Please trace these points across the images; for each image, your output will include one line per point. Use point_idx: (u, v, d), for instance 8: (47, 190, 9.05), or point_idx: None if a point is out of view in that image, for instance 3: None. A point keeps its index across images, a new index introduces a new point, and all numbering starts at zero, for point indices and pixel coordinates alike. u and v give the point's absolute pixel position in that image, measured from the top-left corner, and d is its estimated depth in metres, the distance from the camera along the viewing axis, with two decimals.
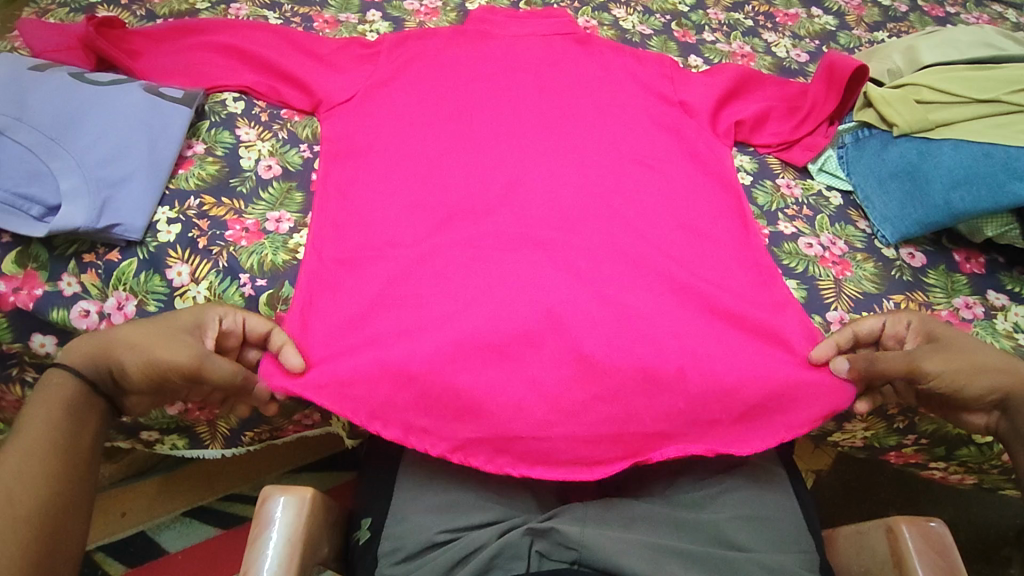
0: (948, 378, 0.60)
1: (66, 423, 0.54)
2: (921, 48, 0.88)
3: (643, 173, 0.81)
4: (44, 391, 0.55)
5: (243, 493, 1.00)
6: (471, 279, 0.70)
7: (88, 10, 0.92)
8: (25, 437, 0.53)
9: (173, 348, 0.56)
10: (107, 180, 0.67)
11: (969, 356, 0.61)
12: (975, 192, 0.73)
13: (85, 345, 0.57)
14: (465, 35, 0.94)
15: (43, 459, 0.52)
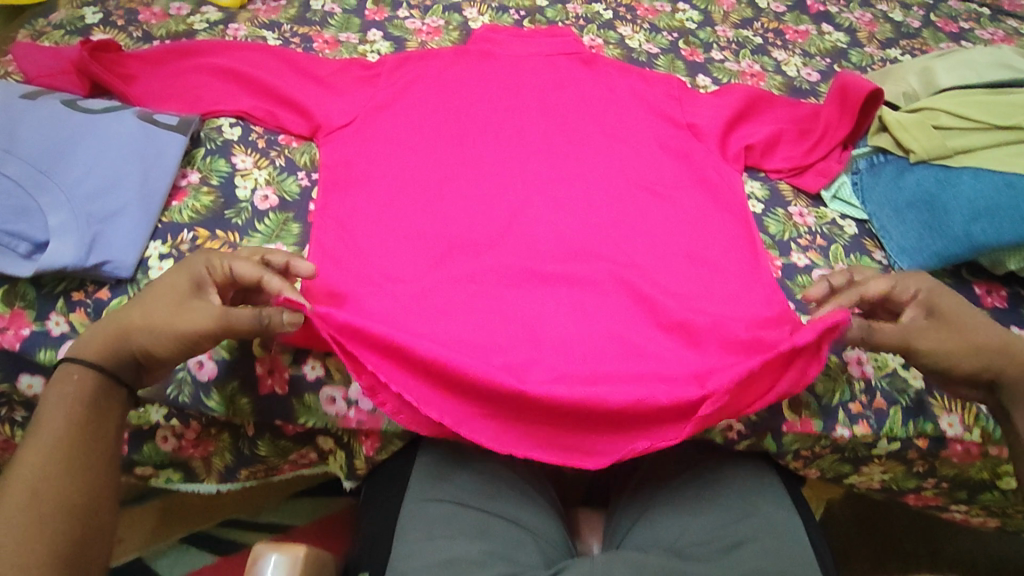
0: (942, 355, 0.59)
1: (84, 418, 0.54)
2: (938, 70, 0.85)
3: (651, 202, 0.78)
4: (61, 386, 0.55)
5: (243, 519, 0.98)
6: (471, 314, 0.67)
7: (84, 32, 0.90)
8: (46, 436, 0.52)
9: (183, 320, 0.55)
10: (98, 215, 0.65)
11: (970, 332, 0.59)
12: (997, 225, 0.71)
13: (93, 339, 0.56)
14: (467, 55, 0.92)
15: (59, 463, 0.51)
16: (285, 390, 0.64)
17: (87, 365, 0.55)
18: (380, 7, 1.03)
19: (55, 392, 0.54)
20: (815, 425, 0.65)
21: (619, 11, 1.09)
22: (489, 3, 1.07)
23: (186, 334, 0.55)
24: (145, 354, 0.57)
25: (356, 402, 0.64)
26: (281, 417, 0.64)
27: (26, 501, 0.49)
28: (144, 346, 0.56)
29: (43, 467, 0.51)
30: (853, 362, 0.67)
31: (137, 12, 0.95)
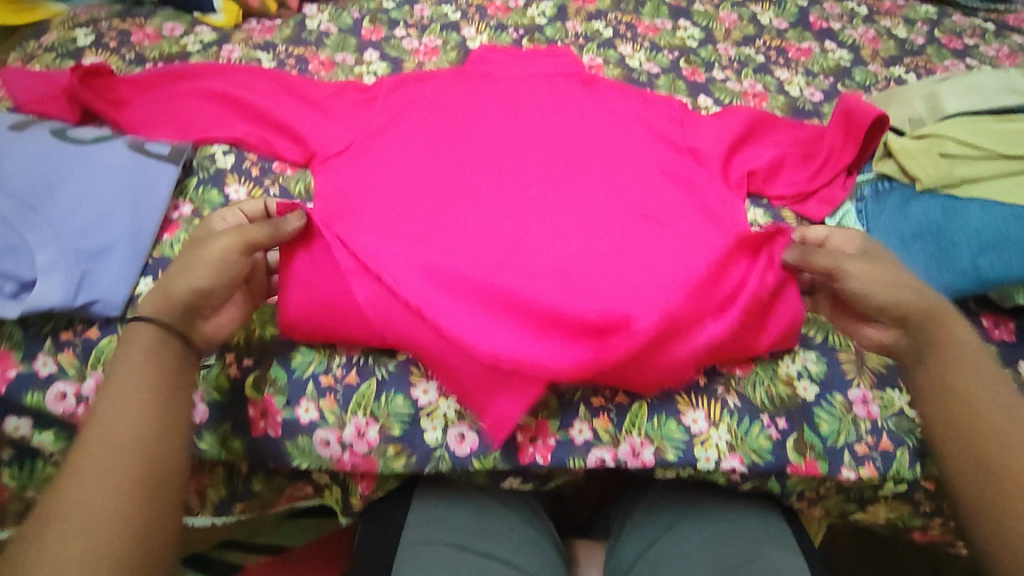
0: (869, 288, 0.60)
1: (158, 368, 0.53)
2: (944, 95, 0.83)
3: (656, 230, 0.74)
4: (130, 338, 0.54)
5: (241, 539, 0.95)
6: (481, 322, 0.60)
7: (76, 55, 0.89)
8: (124, 385, 0.52)
9: (209, 246, 0.57)
10: (87, 251, 0.63)
11: (893, 272, 0.61)
12: (1005, 258, 0.70)
13: (151, 297, 0.56)
14: (464, 76, 0.90)
15: (130, 406, 0.51)
16: (279, 432, 0.63)
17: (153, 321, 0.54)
18: (376, 26, 1.02)
19: (128, 347, 0.53)
20: (821, 467, 0.63)
21: (619, 29, 1.08)
22: (487, 21, 1.05)
23: (218, 257, 0.56)
24: (198, 299, 0.56)
25: (350, 445, 0.63)
26: (274, 460, 0.63)
27: (119, 447, 0.49)
28: (192, 288, 0.55)
29: (117, 412, 0.50)
30: (857, 401, 0.66)
31: (129, 33, 0.93)
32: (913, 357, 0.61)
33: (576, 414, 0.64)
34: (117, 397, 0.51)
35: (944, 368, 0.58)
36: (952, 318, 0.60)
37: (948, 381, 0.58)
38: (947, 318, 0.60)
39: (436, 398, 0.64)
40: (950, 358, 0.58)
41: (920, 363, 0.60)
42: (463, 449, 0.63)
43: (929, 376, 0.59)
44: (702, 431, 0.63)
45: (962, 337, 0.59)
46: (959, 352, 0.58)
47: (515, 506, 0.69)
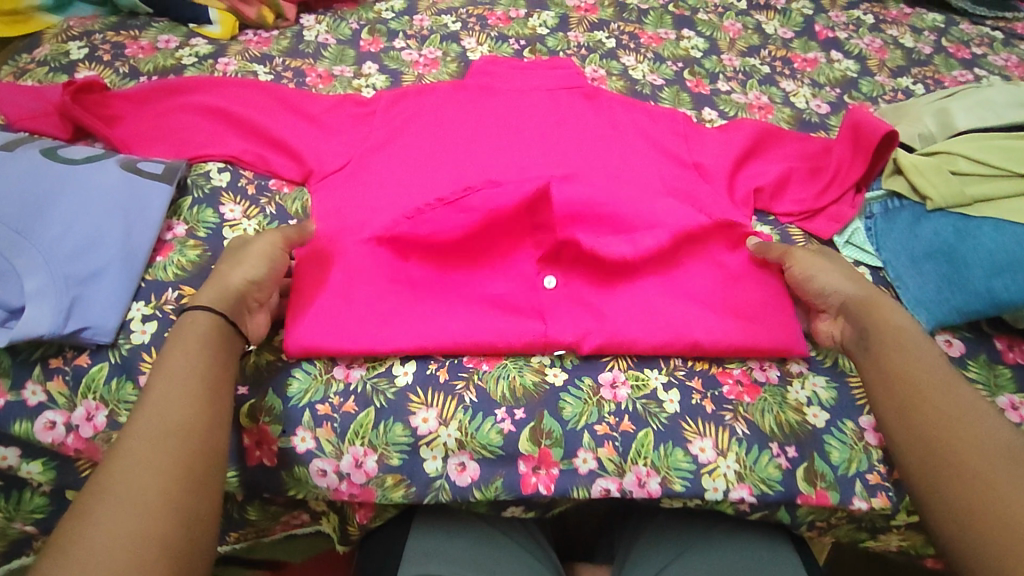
0: (811, 272, 0.68)
1: (207, 356, 0.55)
2: (955, 111, 0.82)
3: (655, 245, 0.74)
4: (182, 331, 0.56)
5: None
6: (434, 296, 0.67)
7: (68, 69, 0.87)
8: (174, 368, 0.53)
9: (255, 248, 0.64)
10: (77, 277, 0.62)
11: (833, 265, 0.68)
12: (1020, 280, 0.68)
13: (206, 292, 0.60)
14: (465, 90, 0.88)
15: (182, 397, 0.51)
16: (275, 462, 0.61)
17: (207, 309, 0.58)
18: (375, 37, 1.00)
19: (183, 334, 0.55)
20: (831, 497, 0.61)
21: (621, 39, 1.06)
22: (487, 31, 1.04)
23: (266, 250, 0.64)
24: (252, 291, 0.62)
25: (348, 475, 0.61)
26: (270, 490, 0.61)
27: (162, 426, 0.49)
28: (246, 277, 0.61)
29: (169, 402, 0.50)
30: (868, 428, 0.64)
31: (123, 46, 0.91)
32: (857, 345, 0.63)
33: (580, 443, 0.62)
34: (168, 388, 0.51)
35: (884, 352, 0.60)
36: (890, 305, 0.63)
37: (887, 364, 0.59)
38: (882, 304, 0.63)
39: (436, 426, 0.62)
40: (893, 344, 0.60)
41: (861, 347, 0.62)
42: (464, 479, 0.61)
43: (871, 361, 0.61)
44: (709, 460, 0.61)
45: (898, 320, 0.62)
46: (894, 333, 0.61)
47: (516, 535, 0.67)
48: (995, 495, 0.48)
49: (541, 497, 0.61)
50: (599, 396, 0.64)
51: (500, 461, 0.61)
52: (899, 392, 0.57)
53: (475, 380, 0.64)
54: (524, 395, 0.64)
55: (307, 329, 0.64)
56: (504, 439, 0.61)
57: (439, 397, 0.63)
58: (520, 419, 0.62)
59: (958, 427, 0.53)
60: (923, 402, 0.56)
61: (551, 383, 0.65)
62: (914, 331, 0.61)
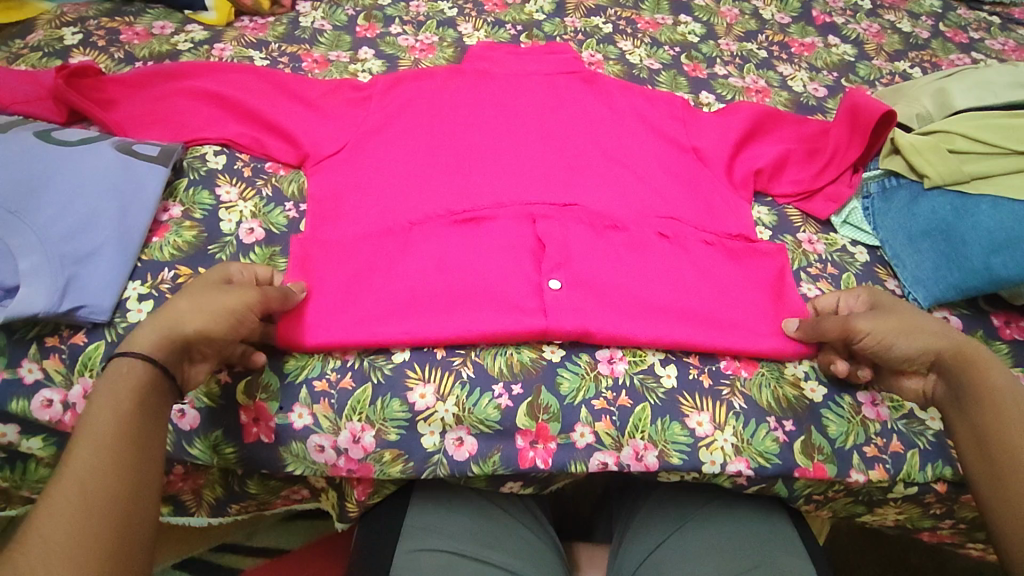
0: (882, 338, 0.60)
1: (131, 408, 0.49)
2: (953, 91, 0.82)
3: (663, 243, 0.72)
4: (112, 379, 0.50)
5: (236, 542, 0.93)
6: (435, 290, 0.66)
7: (63, 54, 0.87)
8: (93, 428, 0.47)
9: (225, 295, 0.56)
10: (72, 256, 0.62)
11: (910, 320, 0.60)
12: (1018, 257, 0.68)
13: (149, 330, 0.53)
14: (462, 74, 0.87)
15: (105, 465, 0.46)
16: (272, 439, 0.61)
17: (141, 358, 0.51)
18: (371, 23, 1.00)
19: (105, 385, 0.50)
20: (829, 470, 0.61)
21: (618, 25, 1.06)
22: (484, 17, 1.04)
23: (234, 307, 0.56)
24: (201, 342, 0.55)
25: (345, 451, 0.61)
26: (267, 467, 0.61)
27: (77, 496, 0.44)
28: (203, 330, 0.54)
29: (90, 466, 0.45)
30: (866, 403, 0.65)
31: (118, 32, 0.91)
32: (951, 405, 0.58)
33: (577, 417, 0.62)
34: (92, 453, 0.46)
35: (989, 416, 0.54)
36: (989, 361, 0.57)
37: (989, 434, 0.54)
38: (980, 360, 0.57)
39: (433, 402, 0.61)
40: (983, 402, 0.55)
41: (957, 410, 0.57)
42: (461, 454, 0.61)
43: (966, 427, 0.56)
44: (707, 434, 0.61)
45: (1000, 383, 0.55)
46: (996, 401, 0.55)
47: (515, 512, 0.67)
48: None
49: (539, 471, 0.61)
50: (597, 371, 0.64)
51: (498, 436, 0.61)
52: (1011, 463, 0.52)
53: (472, 357, 0.64)
54: (521, 370, 0.64)
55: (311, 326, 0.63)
56: (501, 414, 0.61)
57: (436, 373, 0.63)
58: (518, 394, 0.62)
59: None
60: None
61: (548, 359, 0.65)
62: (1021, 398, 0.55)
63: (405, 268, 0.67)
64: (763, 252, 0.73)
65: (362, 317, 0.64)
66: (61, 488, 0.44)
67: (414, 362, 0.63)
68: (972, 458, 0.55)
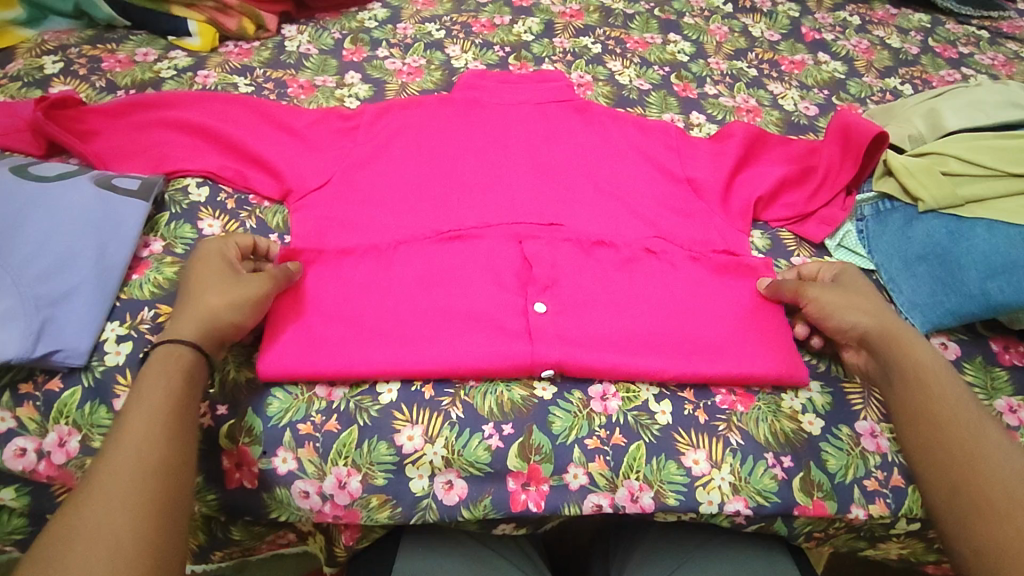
0: (825, 305, 0.65)
1: (178, 383, 0.53)
2: (944, 113, 0.81)
3: (650, 261, 0.72)
4: (162, 364, 0.54)
5: None
6: (419, 311, 0.66)
7: (43, 83, 0.85)
8: (144, 399, 0.51)
9: (247, 286, 0.61)
10: (47, 298, 0.60)
11: (852, 297, 0.65)
12: (1015, 282, 0.67)
13: (187, 323, 0.57)
14: (452, 103, 0.85)
15: (156, 433, 0.50)
16: (255, 485, 0.59)
17: (186, 347, 0.55)
18: (357, 46, 0.99)
19: (154, 365, 0.54)
20: (829, 507, 0.60)
21: (607, 45, 1.05)
22: (472, 39, 1.03)
23: (258, 296, 0.61)
24: (232, 333, 0.60)
25: (331, 496, 0.59)
26: (251, 513, 0.59)
27: (132, 460, 0.48)
28: (237, 322, 0.59)
29: (143, 433, 0.49)
30: (865, 435, 0.63)
31: (100, 60, 0.90)
32: (881, 378, 0.62)
33: (570, 457, 0.60)
34: (145, 421, 0.50)
35: (916, 391, 0.58)
36: (912, 338, 0.61)
37: (921, 410, 0.58)
38: (905, 336, 0.61)
39: (422, 445, 0.60)
40: (911, 378, 0.59)
41: (886, 384, 0.61)
42: (451, 498, 0.59)
43: (900, 404, 0.59)
44: (703, 472, 0.60)
45: (922, 358, 0.60)
46: (922, 374, 0.59)
47: (507, 553, 0.66)
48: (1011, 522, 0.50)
49: (531, 514, 0.59)
50: (590, 409, 0.63)
51: (488, 479, 0.60)
52: (946, 433, 0.56)
53: (461, 396, 0.62)
54: (512, 410, 0.62)
55: (292, 357, 0.62)
56: (492, 456, 0.60)
57: (424, 414, 0.61)
58: (508, 434, 0.61)
59: (987, 477, 0.52)
60: (949, 432, 0.56)
61: (540, 397, 0.63)
62: (941, 370, 0.59)
63: (391, 289, 0.67)
64: (755, 272, 0.72)
65: (346, 350, 0.63)
66: (108, 466, 0.48)
67: (396, 403, 0.61)
68: (906, 430, 0.58)
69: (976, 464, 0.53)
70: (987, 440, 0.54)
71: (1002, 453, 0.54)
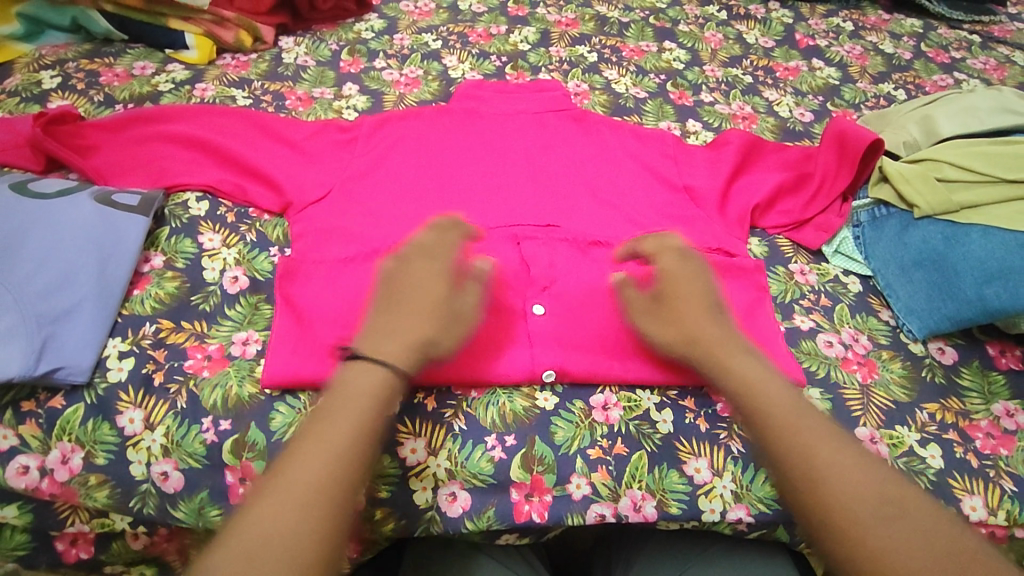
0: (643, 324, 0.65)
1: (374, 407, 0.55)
2: (938, 119, 0.82)
3: (647, 265, 0.73)
4: (366, 384, 0.56)
5: None
6: None
7: (40, 98, 0.85)
8: (346, 407, 0.54)
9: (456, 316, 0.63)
10: (49, 315, 0.60)
11: (682, 315, 0.63)
12: (1012, 287, 0.67)
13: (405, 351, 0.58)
14: (450, 113, 0.85)
15: (348, 445, 0.52)
16: None
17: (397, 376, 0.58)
18: (355, 58, 0.99)
19: (352, 377, 0.56)
20: None
21: (603, 53, 1.06)
22: (469, 48, 1.03)
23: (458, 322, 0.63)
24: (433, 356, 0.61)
25: None
26: None
27: (330, 465, 0.51)
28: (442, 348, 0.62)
29: (337, 445, 0.52)
30: (865, 441, 0.64)
31: (98, 74, 0.90)
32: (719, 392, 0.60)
33: (572, 468, 0.60)
34: (348, 431, 0.53)
35: (747, 421, 0.56)
36: (731, 354, 0.59)
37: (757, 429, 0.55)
38: (727, 356, 0.59)
39: (425, 457, 0.60)
40: (741, 397, 0.57)
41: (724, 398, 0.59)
42: (454, 510, 0.59)
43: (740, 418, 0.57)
44: (706, 481, 0.60)
45: (749, 374, 0.58)
46: (748, 393, 0.57)
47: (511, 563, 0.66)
48: (856, 554, 0.47)
49: (535, 525, 0.59)
50: (591, 419, 0.63)
51: (492, 490, 0.60)
52: (782, 462, 0.52)
53: (463, 407, 0.63)
54: (514, 420, 0.62)
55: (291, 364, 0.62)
56: (495, 467, 0.60)
57: (427, 427, 0.61)
58: (511, 445, 0.61)
59: (823, 502, 0.50)
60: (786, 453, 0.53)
61: (542, 407, 0.63)
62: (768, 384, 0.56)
63: None
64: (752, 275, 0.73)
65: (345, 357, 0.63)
66: (301, 464, 0.51)
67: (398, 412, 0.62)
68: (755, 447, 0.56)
69: (815, 489, 0.50)
70: (820, 457, 0.51)
71: (842, 462, 0.51)
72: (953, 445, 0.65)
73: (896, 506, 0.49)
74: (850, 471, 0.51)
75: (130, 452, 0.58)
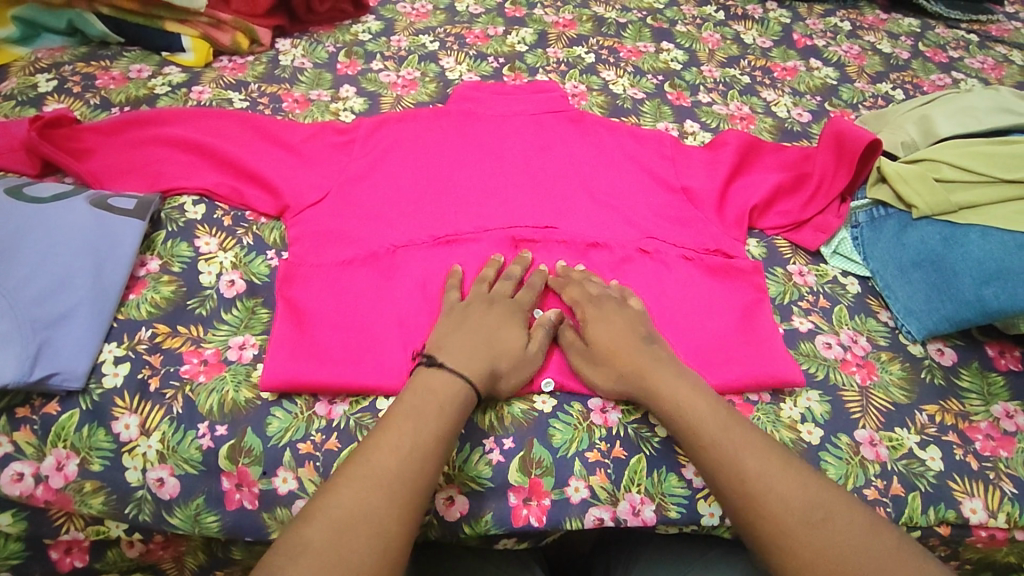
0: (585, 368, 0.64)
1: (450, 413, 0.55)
2: (936, 119, 0.82)
3: (646, 267, 0.73)
4: (444, 393, 0.56)
5: None
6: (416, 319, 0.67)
7: (36, 102, 0.85)
8: (425, 408, 0.54)
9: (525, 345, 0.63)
10: (44, 320, 0.60)
11: (615, 349, 0.62)
12: (1010, 288, 0.67)
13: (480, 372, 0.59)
14: (448, 115, 0.85)
15: (429, 446, 0.52)
16: (255, 505, 0.58)
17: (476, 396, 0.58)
18: (352, 59, 0.99)
19: (435, 382, 0.56)
20: None
21: (601, 54, 1.05)
22: (466, 50, 1.03)
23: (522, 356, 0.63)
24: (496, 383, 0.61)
25: None
26: (251, 535, 0.58)
27: (410, 459, 0.50)
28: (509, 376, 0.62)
29: (420, 443, 0.51)
30: (864, 443, 0.64)
31: (94, 77, 0.90)
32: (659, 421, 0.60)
33: (571, 471, 0.60)
34: (428, 429, 0.52)
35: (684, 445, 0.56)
36: (658, 378, 0.59)
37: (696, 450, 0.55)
38: (658, 383, 0.59)
39: None
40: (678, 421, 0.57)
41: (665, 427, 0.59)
42: (452, 514, 0.59)
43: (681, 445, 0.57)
44: (704, 484, 0.60)
45: (679, 395, 0.58)
46: (681, 417, 0.57)
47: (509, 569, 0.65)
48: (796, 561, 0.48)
49: (533, 529, 0.59)
50: (589, 422, 0.63)
51: (490, 494, 0.59)
52: (716, 479, 0.53)
53: None
54: (512, 424, 0.62)
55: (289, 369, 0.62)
56: (493, 471, 0.60)
57: None
58: (509, 449, 0.61)
59: (762, 513, 0.50)
60: (722, 468, 0.53)
61: (540, 410, 0.63)
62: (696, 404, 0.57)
63: (389, 298, 0.68)
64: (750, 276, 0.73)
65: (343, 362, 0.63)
66: (383, 455, 0.50)
67: None
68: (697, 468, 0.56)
69: (756, 501, 0.50)
70: (749, 468, 0.52)
71: (770, 471, 0.52)
72: (953, 447, 0.64)
73: (822, 511, 0.49)
74: (780, 478, 0.51)
75: (126, 459, 0.58)
